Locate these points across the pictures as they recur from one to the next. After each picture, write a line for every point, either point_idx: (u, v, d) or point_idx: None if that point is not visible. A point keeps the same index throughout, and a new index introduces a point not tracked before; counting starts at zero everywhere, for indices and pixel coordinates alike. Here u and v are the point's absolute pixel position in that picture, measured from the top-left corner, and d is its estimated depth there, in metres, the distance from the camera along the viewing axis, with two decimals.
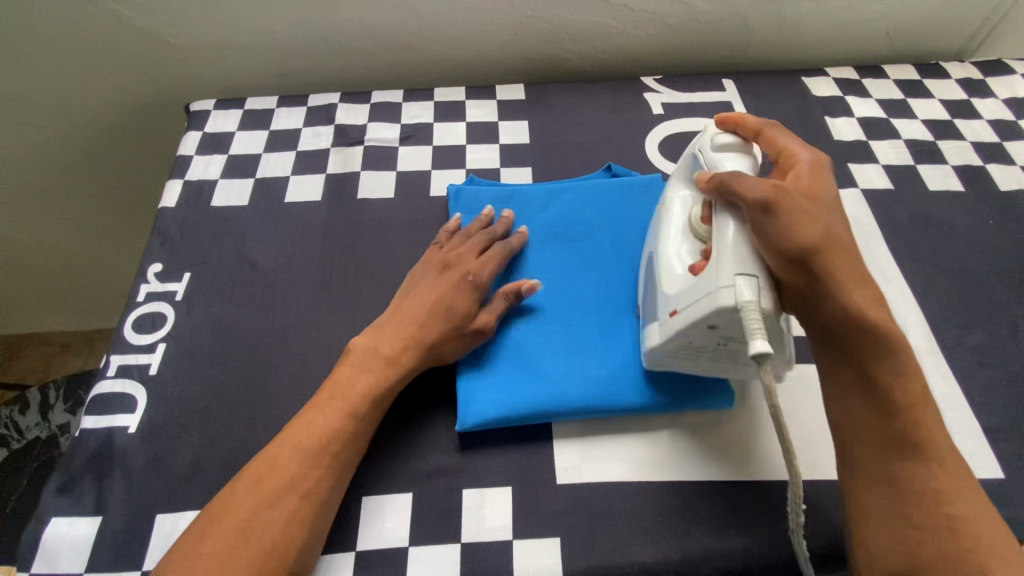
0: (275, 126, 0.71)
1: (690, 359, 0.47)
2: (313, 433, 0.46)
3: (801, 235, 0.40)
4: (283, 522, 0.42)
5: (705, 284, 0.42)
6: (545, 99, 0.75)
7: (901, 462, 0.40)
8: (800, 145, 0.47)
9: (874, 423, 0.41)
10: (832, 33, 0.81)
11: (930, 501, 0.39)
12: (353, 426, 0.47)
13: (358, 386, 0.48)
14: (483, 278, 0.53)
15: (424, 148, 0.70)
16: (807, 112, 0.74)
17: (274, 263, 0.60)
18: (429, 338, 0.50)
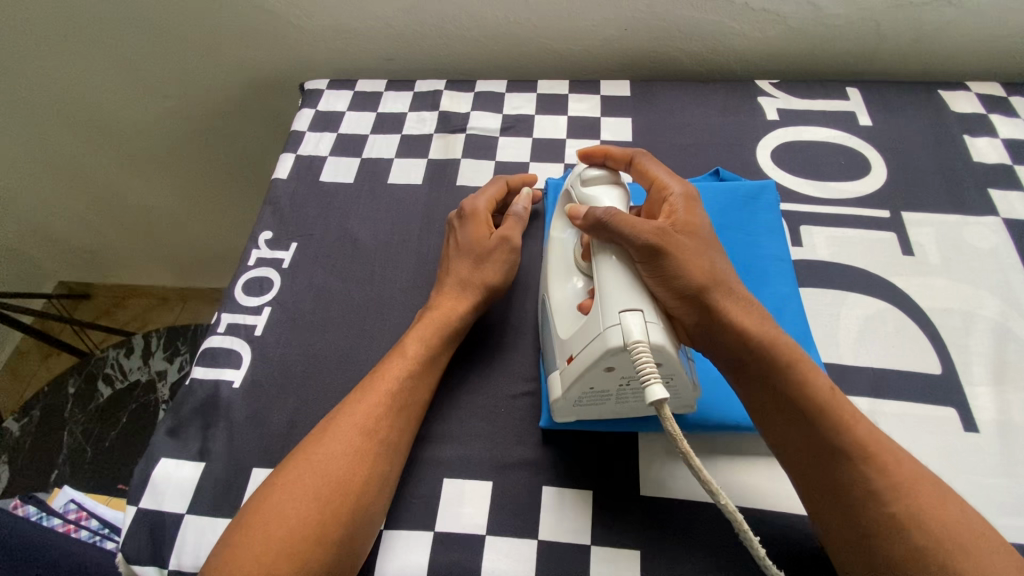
0: (382, 109, 0.73)
1: (595, 405, 0.46)
2: (379, 375, 0.49)
3: (684, 262, 0.44)
4: (341, 451, 0.44)
5: (595, 327, 0.42)
6: (651, 97, 0.73)
7: (845, 468, 0.39)
8: (670, 177, 0.51)
9: (785, 420, 0.42)
10: (978, 43, 0.73)
11: (874, 497, 0.38)
12: (413, 369, 0.49)
13: (413, 331, 0.51)
14: (476, 205, 0.57)
15: (525, 139, 0.69)
16: (941, 129, 0.67)
17: (375, 240, 0.62)
18: (464, 273, 0.54)
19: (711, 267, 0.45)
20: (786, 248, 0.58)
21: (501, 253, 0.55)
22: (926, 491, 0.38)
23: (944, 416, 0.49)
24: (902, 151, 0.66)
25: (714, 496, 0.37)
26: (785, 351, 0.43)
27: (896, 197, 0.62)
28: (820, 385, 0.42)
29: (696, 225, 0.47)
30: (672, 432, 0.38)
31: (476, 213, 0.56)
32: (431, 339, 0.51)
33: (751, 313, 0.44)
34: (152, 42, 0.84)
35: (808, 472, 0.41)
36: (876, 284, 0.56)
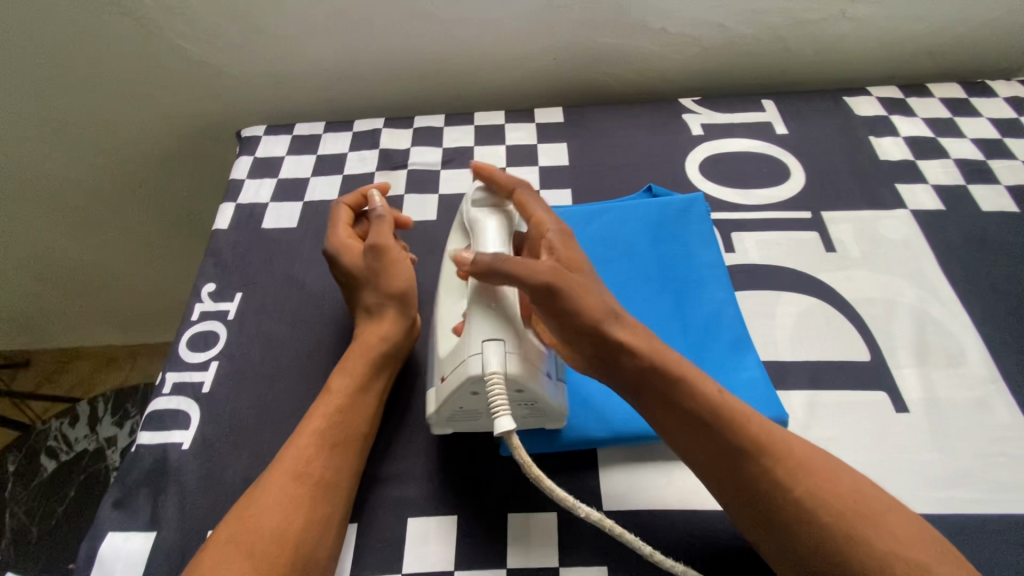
0: (322, 151, 0.74)
1: (468, 421, 0.48)
2: (308, 418, 0.48)
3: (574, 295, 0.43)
4: (274, 499, 0.43)
5: (460, 352, 0.44)
6: (584, 121, 0.76)
7: (751, 469, 0.41)
8: (548, 213, 0.51)
9: (694, 432, 0.43)
10: (873, 52, 0.80)
11: (783, 492, 0.40)
12: (342, 408, 0.49)
13: (337, 373, 0.51)
14: (336, 241, 0.55)
15: (466, 170, 0.71)
16: (850, 132, 0.72)
17: (322, 283, 0.62)
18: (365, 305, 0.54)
19: (601, 294, 0.45)
20: (718, 256, 0.61)
21: (384, 264, 0.53)
22: (824, 473, 0.40)
23: (875, 400, 0.52)
24: (818, 154, 0.70)
25: (572, 509, 0.42)
26: (677, 364, 0.44)
27: (816, 198, 0.66)
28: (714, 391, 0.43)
29: (577, 258, 0.47)
30: (522, 459, 0.42)
31: (340, 251, 0.55)
32: (357, 368, 0.51)
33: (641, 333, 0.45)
34: (79, 98, 0.82)
35: (721, 480, 0.42)
36: (805, 282, 0.60)
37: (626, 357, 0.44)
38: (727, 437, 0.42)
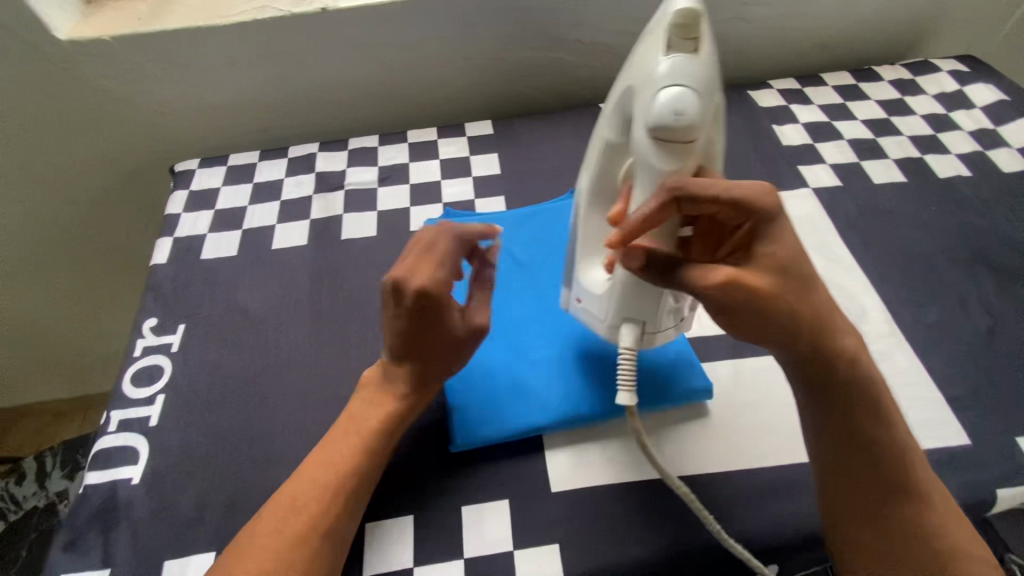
0: (258, 179, 0.75)
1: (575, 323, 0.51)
2: (336, 460, 0.45)
3: (779, 303, 0.40)
4: (296, 533, 0.42)
5: (603, 309, 0.47)
6: (513, 131, 0.79)
7: (902, 502, 0.42)
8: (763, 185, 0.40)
9: (855, 434, 0.43)
10: (772, 48, 0.87)
11: (911, 531, 0.41)
12: (375, 450, 0.47)
13: (371, 412, 0.48)
14: (447, 297, 0.45)
15: (401, 186, 0.73)
16: (755, 122, 0.79)
17: (265, 307, 0.63)
18: (430, 376, 0.49)
19: (807, 301, 0.41)
20: None
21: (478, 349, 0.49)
22: (959, 527, 0.42)
23: None
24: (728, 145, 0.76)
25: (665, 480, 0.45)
26: (865, 382, 0.43)
27: None
28: (886, 405, 0.44)
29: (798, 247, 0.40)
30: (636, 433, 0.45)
31: (451, 322, 0.46)
32: (409, 401, 0.48)
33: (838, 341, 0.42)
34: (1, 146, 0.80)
35: (853, 502, 0.43)
36: None
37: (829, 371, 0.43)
38: (884, 449, 0.43)
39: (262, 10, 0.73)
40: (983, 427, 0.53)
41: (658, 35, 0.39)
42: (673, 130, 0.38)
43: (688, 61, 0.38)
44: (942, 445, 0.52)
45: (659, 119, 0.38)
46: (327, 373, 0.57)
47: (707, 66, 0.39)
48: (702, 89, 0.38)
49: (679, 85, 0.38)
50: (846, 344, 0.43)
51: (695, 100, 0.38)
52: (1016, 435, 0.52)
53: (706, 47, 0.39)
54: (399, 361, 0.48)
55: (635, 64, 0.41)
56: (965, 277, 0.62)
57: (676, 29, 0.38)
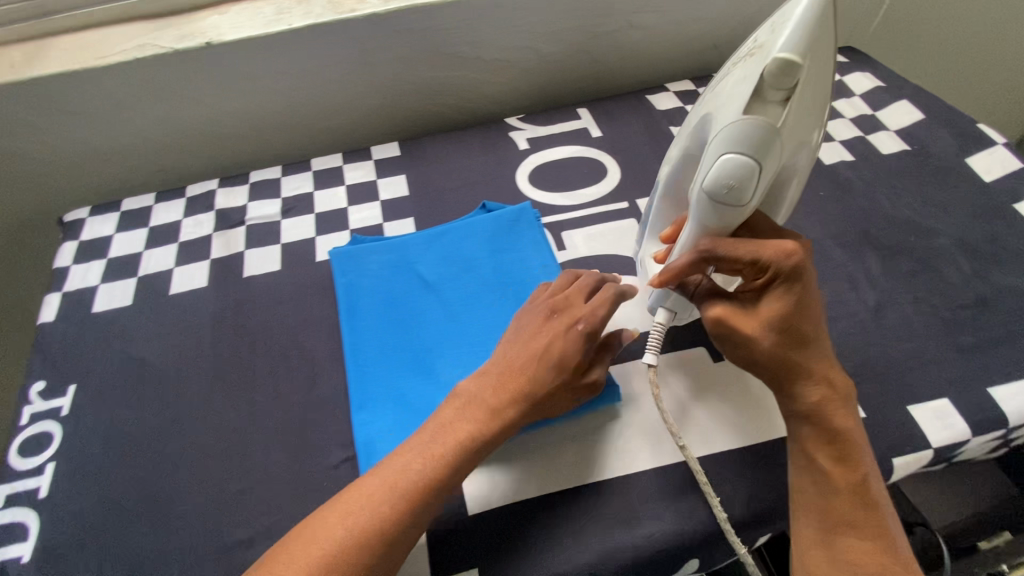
0: (154, 222, 0.72)
1: None
2: (394, 483, 0.45)
3: (769, 353, 0.45)
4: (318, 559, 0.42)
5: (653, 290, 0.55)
6: (419, 151, 0.79)
7: (850, 537, 0.43)
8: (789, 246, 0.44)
9: (823, 457, 0.45)
10: (667, 52, 0.90)
11: (852, 565, 0.42)
12: (444, 475, 0.46)
13: (460, 432, 0.48)
14: (594, 324, 0.52)
15: (307, 216, 0.71)
16: (654, 125, 0.81)
17: (165, 356, 0.60)
18: (532, 393, 0.49)
19: (791, 342, 0.45)
20: (550, 255, 0.66)
21: (576, 391, 0.51)
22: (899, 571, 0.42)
23: (694, 353, 0.59)
24: (630, 150, 0.78)
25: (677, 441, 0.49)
26: (845, 417, 0.45)
27: (632, 189, 0.74)
28: (861, 442, 0.45)
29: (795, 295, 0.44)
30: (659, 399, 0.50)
31: (564, 333, 0.51)
32: (507, 415, 0.49)
33: (826, 380, 0.46)
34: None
35: (811, 530, 0.44)
36: (628, 265, 0.66)
37: (818, 420, 0.45)
38: (845, 476, 0.44)
39: (141, 48, 0.70)
40: (877, 398, 0.55)
41: (747, 86, 0.43)
42: (730, 198, 0.45)
43: (762, 126, 0.42)
44: None
45: (713, 183, 0.45)
46: (232, 418, 0.55)
47: (793, 119, 0.43)
48: (765, 161, 0.43)
49: (730, 158, 0.44)
50: (836, 401, 0.46)
51: (753, 175, 0.44)
52: (906, 404, 0.55)
53: (797, 99, 0.42)
54: (512, 367, 0.50)
55: (727, 91, 0.46)
56: (853, 258, 0.66)
57: (761, 89, 0.42)
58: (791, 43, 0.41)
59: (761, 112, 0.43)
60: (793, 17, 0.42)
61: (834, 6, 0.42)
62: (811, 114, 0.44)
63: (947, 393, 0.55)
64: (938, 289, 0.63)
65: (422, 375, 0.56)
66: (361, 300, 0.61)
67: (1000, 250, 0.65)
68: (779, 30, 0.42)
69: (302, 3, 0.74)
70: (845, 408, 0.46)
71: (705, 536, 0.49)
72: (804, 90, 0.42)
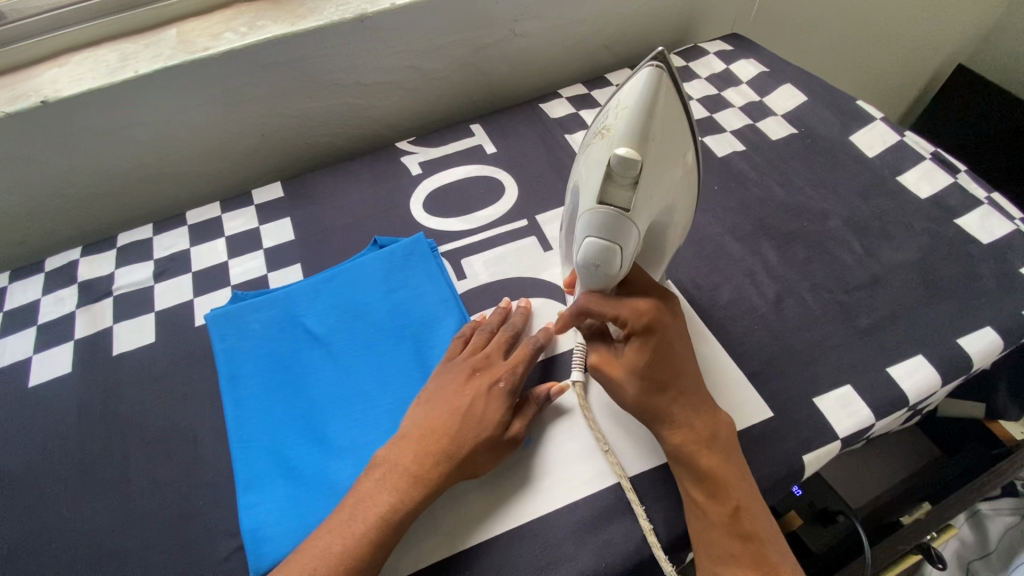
0: (8, 306, 0.65)
1: None
2: (322, 558, 0.42)
3: (635, 399, 0.47)
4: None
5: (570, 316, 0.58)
6: (305, 190, 0.74)
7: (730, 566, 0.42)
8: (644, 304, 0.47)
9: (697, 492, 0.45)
10: (556, 56, 0.88)
11: None
12: (366, 549, 0.43)
13: (377, 502, 0.45)
14: (515, 382, 0.51)
15: (183, 277, 0.66)
16: (549, 134, 0.79)
17: (24, 460, 0.54)
18: (456, 454, 0.47)
19: (654, 389, 0.47)
20: (447, 287, 0.62)
21: (500, 447, 0.48)
22: None
23: None
24: (525, 163, 0.76)
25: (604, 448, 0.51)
26: (713, 458, 0.45)
27: (529, 204, 0.71)
28: (738, 476, 0.45)
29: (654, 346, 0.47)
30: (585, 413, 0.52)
31: (484, 391, 0.50)
32: (429, 479, 0.46)
33: (693, 420, 0.47)
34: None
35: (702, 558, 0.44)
36: (529, 287, 0.63)
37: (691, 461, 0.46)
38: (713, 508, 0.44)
39: None
40: (783, 395, 0.55)
41: (599, 169, 0.40)
42: (599, 272, 0.44)
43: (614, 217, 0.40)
44: (750, 423, 0.53)
45: (582, 262, 0.44)
46: (103, 522, 0.50)
47: (649, 200, 0.40)
48: (625, 242, 0.41)
49: (591, 242, 0.42)
50: (707, 443, 0.46)
51: (616, 257, 0.42)
52: (812, 396, 0.55)
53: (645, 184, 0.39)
54: (429, 430, 0.48)
55: (585, 166, 0.43)
56: (750, 251, 0.66)
57: (610, 176, 0.39)
58: (633, 132, 0.38)
59: (615, 197, 0.40)
60: (633, 97, 0.38)
61: (670, 75, 0.38)
62: (668, 189, 0.42)
63: (849, 379, 0.55)
64: (833, 272, 0.63)
65: (314, 441, 0.51)
66: (243, 365, 0.56)
67: (888, 225, 0.66)
68: (623, 111, 0.38)
69: (149, 47, 0.68)
70: (718, 446, 0.46)
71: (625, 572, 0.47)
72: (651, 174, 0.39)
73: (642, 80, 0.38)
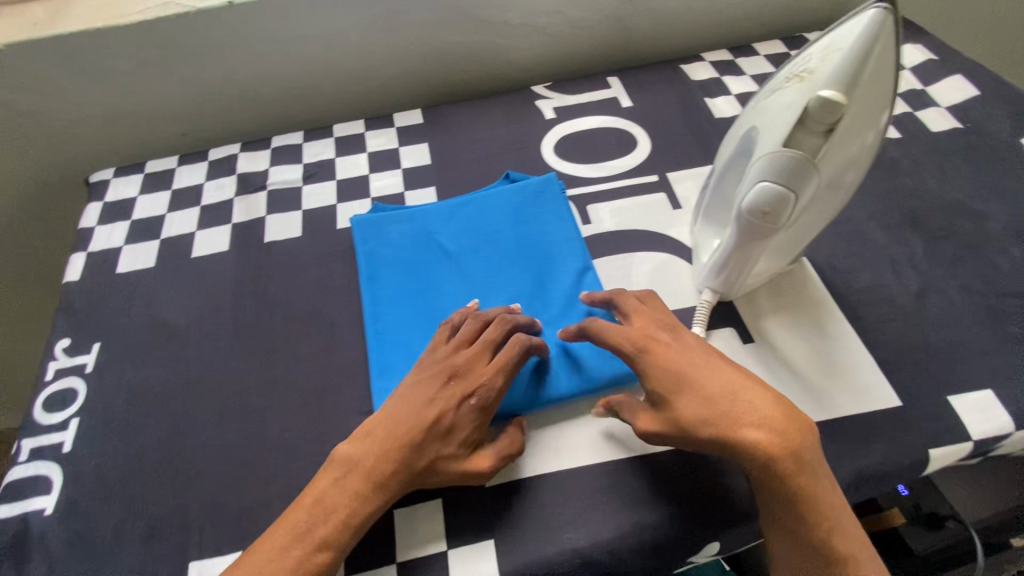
0: (177, 185, 0.72)
1: (783, 294, 0.59)
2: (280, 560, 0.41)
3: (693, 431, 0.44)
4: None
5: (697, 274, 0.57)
6: (442, 120, 0.77)
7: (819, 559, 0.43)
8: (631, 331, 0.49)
9: (776, 503, 0.44)
10: (703, 20, 0.85)
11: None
12: (327, 555, 0.42)
13: (339, 508, 0.43)
14: (492, 396, 0.47)
15: (328, 183, 0.71)
16: (688, 96, 0.77)
17: (187, 318, 0.60)
18: (422, 467, 0.45)
19: (715, 415, 0.44)
20: (575, 228, 0.63)
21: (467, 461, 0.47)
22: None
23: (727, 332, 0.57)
24: (661, 121, 0.75)
25: None
26: (794, 467, 0.43)
27: (662, 161, 0.71)
28: (822, 495, 0.43)
29: (684, 374, 0.46)
30: None
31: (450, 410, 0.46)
32: (390, 490, 0.44)
33: (776, 437, 0.43)
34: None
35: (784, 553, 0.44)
36: (656, 240, 0.63)
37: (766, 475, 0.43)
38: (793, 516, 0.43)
39: (165, 6, 0.69)
40: (914, 387, 0.53)
41: (792, 114, 0.40)
42: (764, 223, 0.43)
43: (801, 162, 0.40)
44: (877, 408, 0.52)
45: (749, 208, 0.43)
46: (251, 382, 0.55)
47: (838, 153, 0.40)
48: (802, 192, 0.41)
49: (767, 187, 0.41)
50: (779, 452, 0.43)
51: (789, 206, 0.42)
52: (946, 395, 0.52)
53: (839, 134, 0.39)
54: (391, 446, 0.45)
55: (769, 112, 0.42)
56: (893, 240, 0.63)
57: (805, 122, 0.39)
58: (843, 78, 0.37)
59: (803, 143, 0.40)
60: (849, 43, 0.37)
61: (893, 26, 0.37)
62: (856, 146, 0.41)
63: (991, 384, 0.52)
64: (986, 275, 0.59)
65: None
66: (382, 269, 0.60)
67: None
68: (834, 53, 0.38)
69: None
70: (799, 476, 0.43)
71: (732, 523, 0.46)
72: (848, 125, 0.39)
73: (859, 25, 0.37)
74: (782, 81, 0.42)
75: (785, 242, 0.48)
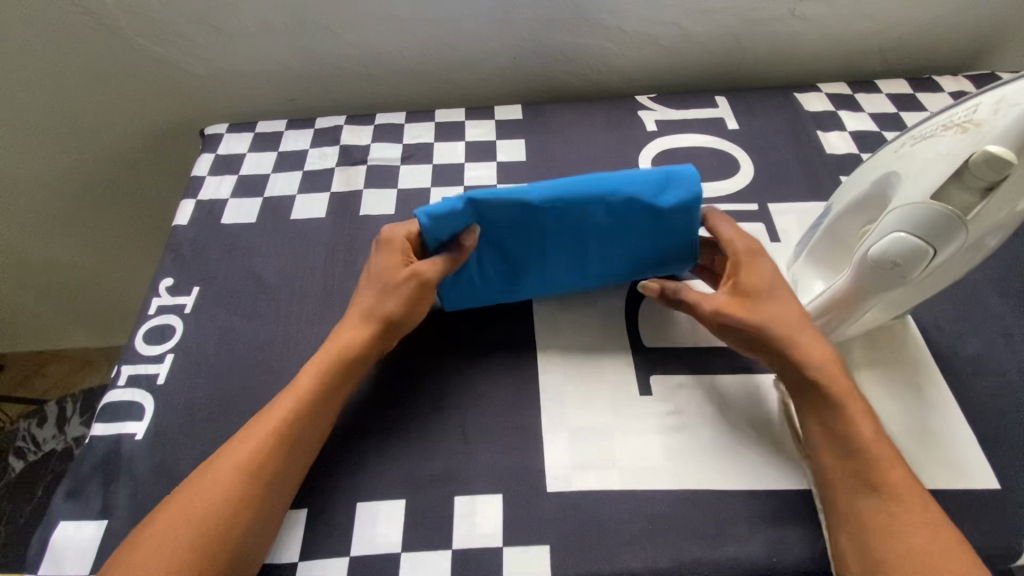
0: (283, 147, 0.75)
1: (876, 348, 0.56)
2: (260, 436, 0.47)
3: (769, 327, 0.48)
4: (184, 555, 0.42)
5: None
6: (542, 118, 0.77)
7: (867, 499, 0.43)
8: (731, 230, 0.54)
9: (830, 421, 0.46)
10: (825, 49, 0.82)
11: (876, 519, 0.42)
12: (289, 430, 0.48)
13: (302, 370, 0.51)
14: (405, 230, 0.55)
15: (424, 166, 0.72)
16: (798, 127, 0.74)
17: (280, 276, 0.63)
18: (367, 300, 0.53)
19: (784, 320, 0.48)
20: None
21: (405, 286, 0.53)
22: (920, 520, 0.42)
23: None
24: (768, 149, 0.72)
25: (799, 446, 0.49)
26: (845, 385, 0.47)
27: (764, 190, 0.68)
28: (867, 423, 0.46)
29: (767, 284, 0.50)
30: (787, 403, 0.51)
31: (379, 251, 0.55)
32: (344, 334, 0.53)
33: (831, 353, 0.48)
34: (24, 96, 0.81)
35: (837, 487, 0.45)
36: None
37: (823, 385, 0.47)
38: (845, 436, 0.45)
39: None
40: (1017, 472, 0.49)
41: (948, 165, 0.37)
42: (892, 275, 0.41)
43: (950, 217, 0.38)
44: (972, 486, 0.48)
45: (878, 258, 0.41)
46: None
47: (994, 213, 0.38)
48: (943, 248, 0.39)
49: (905, 239, 0.39)
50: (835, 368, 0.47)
51: (925, 261, 0.39)
52: None
53: (999, 192, 0.37)
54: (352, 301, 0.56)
55: (917, 158, 0.40)
56: (1012, 310, 0.58)
57: (962, 175, 0.37)
58: (1015, 134, 0.35)
59: (954, 199, 0.38)
60: None
61: None
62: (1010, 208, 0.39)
63: None
64: None
65: None
66: None
67: None
68: (1010, 108, 0.36)
69: None
70: (848, 405, 0.46)
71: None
72: (1011, 184, 0.36)
73: None
74: (938, 129, 0.40)
75: (902, 299, 0.45)
